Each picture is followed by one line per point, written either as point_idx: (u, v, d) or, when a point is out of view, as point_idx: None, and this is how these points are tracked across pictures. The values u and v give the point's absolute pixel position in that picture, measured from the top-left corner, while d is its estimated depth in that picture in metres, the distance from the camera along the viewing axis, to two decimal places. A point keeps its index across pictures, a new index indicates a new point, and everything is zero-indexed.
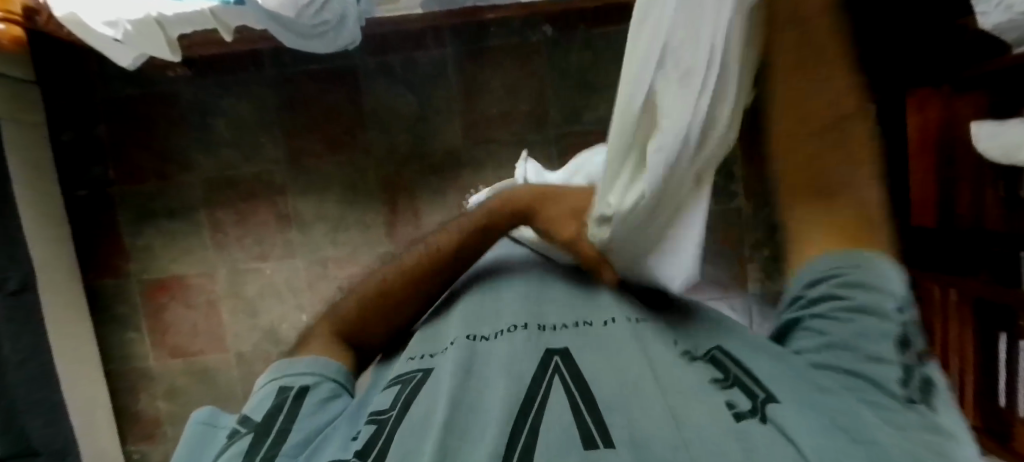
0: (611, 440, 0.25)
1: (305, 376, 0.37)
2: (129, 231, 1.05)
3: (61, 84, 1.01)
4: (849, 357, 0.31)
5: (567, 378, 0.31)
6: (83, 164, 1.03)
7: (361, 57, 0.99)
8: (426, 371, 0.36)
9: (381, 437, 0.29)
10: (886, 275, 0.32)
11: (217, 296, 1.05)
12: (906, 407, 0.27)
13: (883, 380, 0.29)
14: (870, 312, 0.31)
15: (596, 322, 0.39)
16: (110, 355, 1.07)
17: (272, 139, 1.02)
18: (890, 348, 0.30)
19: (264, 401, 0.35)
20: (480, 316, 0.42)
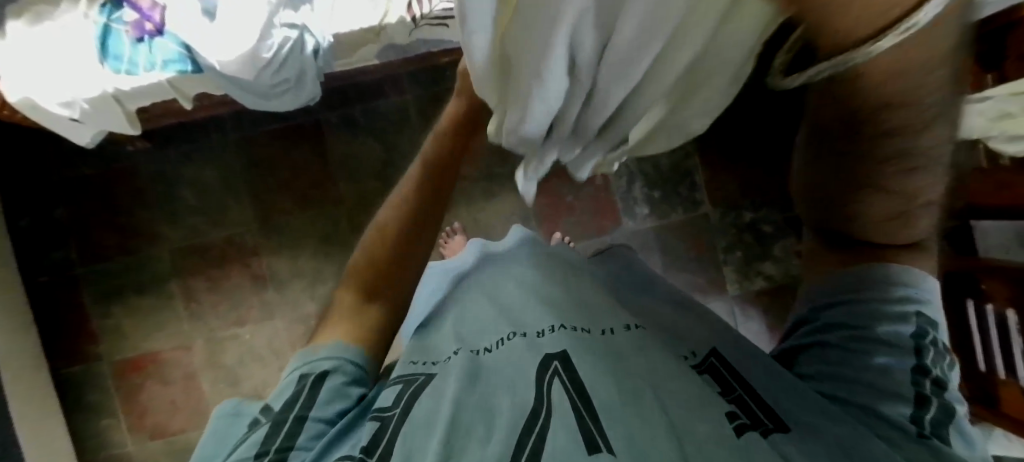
0: (611, 446, 0.26)
1: (321, 362, 0.38)
2: (96, 312, 1.01)
3: (16, 171, 0.99)
4: (862, 390, 0.35)
5: (568, 383, 0.31)
6: (44, 248, 1.00)
7: (323, 111, 1.01)
8: (429, 374, 0.36)
9: (386, 434, 0.30)
10: (905, 309, 0.36)
11: (195, 368, 1.01)
12: (918, 439, 0.31)
13: (896, 418, 0.32)
14: (884, 344, 0.36)
15: (595, 331, 0.36)
16: (84, 445, 1.01)
17: (241, 201, 1.01)
18: (906, 382, 0.34)
19: (283, 384, 0.38)
20: (478, 325, 0.40)
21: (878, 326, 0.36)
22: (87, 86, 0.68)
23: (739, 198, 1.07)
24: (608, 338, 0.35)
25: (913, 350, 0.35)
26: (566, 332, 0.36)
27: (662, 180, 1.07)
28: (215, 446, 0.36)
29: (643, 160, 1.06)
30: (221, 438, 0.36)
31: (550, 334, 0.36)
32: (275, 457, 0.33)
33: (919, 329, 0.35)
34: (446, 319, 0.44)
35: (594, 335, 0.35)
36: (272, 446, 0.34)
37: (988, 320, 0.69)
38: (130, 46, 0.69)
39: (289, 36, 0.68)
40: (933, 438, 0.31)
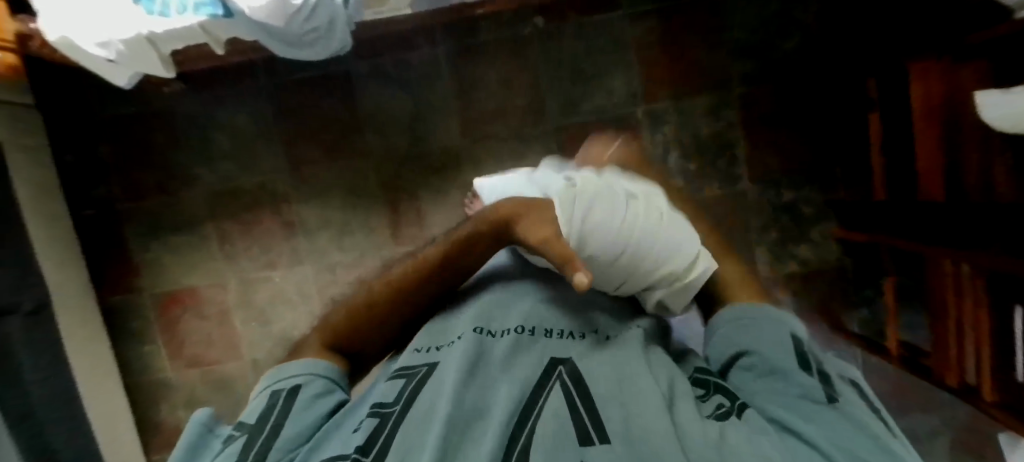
0: (605, 436, 0.29)
1: (294, 376, 0.41)
2: (137, 247, 1.06)
3: (61, 107, 1.02)
4: (779, 383, 0.38)
5: (568, 382, 0.34)
6: (88, 183, 1.04)
7: (353, 61, 0.99)
8: (431, 364, 0.39)
9: (383, 431, 0.32)
10: (776, 317, 0.44)
11: (229, 306, 1.07)
12: (828, 405, 0.34)
13: (810, 394, 0.36)
14: (789, 350, 0.40)
15: (600, 333, 0.44)
16: (129, 367, 1.09)
17: (272, 148, 1.02)
18: (806, 369, 0.38)
19: (256, 401, 0.39)
20: (490, 311, 0.44)
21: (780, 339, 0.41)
22: (122, 28, 0.68)
23: (781, 176, 1.02)
24: (608, 344, 0.41)
25: (805, 352, 0.39)
26: (568, 342, 0.40)
27: (700, 151, 1.02)
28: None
29: (681, 129, 1.01)
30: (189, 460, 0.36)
31: (558, 337, 0.41)
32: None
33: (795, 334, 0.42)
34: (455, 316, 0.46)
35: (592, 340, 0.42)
36: (250, 451, 0.34)
37: None
38: None
39: None
40: (838, 400, 0.35)
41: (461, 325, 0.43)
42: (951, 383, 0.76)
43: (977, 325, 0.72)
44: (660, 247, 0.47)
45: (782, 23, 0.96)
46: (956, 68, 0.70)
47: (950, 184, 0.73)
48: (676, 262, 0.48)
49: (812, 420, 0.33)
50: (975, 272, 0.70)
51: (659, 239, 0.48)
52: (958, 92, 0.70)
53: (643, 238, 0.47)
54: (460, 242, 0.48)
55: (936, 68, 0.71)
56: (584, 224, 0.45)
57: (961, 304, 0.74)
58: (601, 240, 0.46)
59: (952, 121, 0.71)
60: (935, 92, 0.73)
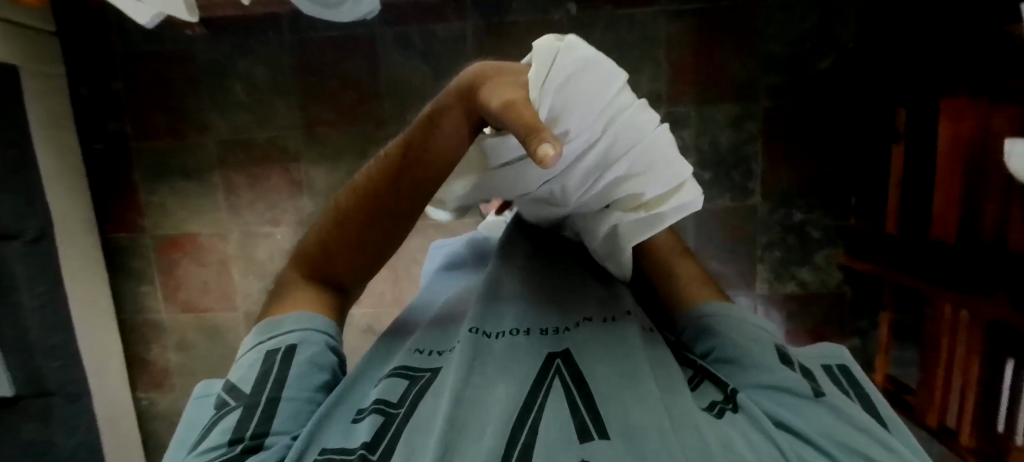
0: (604, 430, 0.30)
1: (287, 335, 0.39)
2: (143, 187, 1.06)
3: (80, 36, 1.01)
4: (763, 373, 0.37)
5: (568, 381, 0.35)
6: (100, 117, 1.04)
7: (379, 26, 0.97)
8: (433, 371, 0.38)
9: (387, 434, 0.33)
10: (741, 310, 0.44)
11: (228, 256, 1.07)
12: (819, 401, 0.35)
13: (795, 384, 0.36)
14: (763, 341, 0.40)
15: (597, 319, 0.42)
16: (125, 304, 1.11)
17: (287, 104, 1.01)
18: (787, 365, 0.38)
19: (251, 361, 0.39)
20: (489, 306, 0.43)
21: (755, 335, 0.40)
22: None
23: (795, 196, 1.01)
24: (604, 332, 0.40)
25: (778, 346, 0.40)
26: (569, 334, 0.40)
27: (717, 161, 1.01)
28: (193, 427, 0.37)
29: (700, 136, 1.00)
30: (194, 423, 0.38)
31: (552, 335, 0.40)
32: (251, 437, 0.34)
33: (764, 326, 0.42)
34: (453, 319, 0.46)
35: (597, 323, 0.41)
36: (248, 425, 0.35)
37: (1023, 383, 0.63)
38: None
39: None
40: (825, 395, 0.36)
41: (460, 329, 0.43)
42: (930, 423, 0.79)
43: (967, 372, 0.72)
44: (641, 150, 0.35)
45: (819, 40, 0.94)
46: (991, 109, 0.66)
47: (965, 230, 0.71)
48: (655, 180, 0.36)
49: (810, 420, 0.34)
50: (973, 320, 0.70)
51: (644, 141, 0.35)
52: (989, 133, 0.67)
53: (625, 129, 0.34)
54: (388, 170, 0.38)
55: (974, 107, 0.69)
56: (564, 88, 0.30)
57: (954, 348, 0.74)
58: (578, 120, 0.32)
59: (977, 166, 0.70)
60: (966, 132, 0.71)
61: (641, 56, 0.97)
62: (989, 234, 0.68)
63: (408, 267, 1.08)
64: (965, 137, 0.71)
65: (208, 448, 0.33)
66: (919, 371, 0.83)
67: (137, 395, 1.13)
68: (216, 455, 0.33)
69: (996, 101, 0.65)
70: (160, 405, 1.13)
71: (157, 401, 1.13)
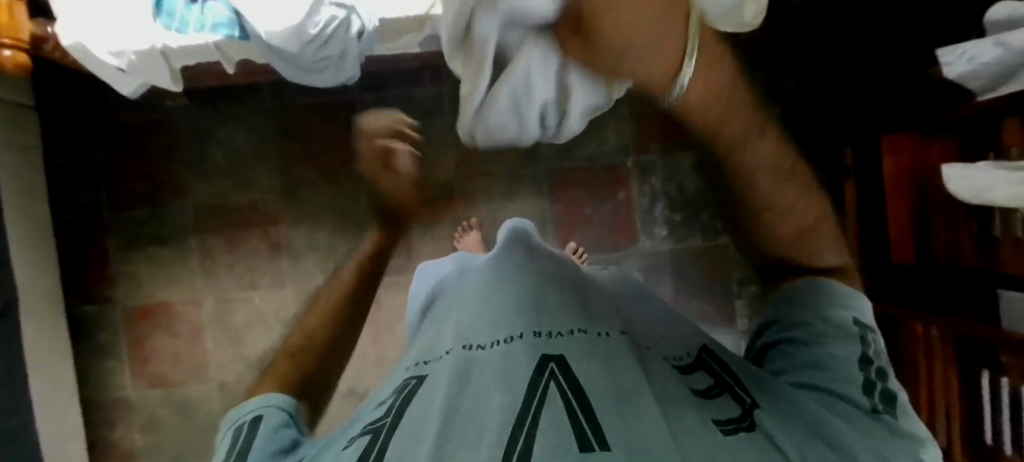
0: (605, 443, 0.28)
1: (256, 410, 0.40)
2: (115, 258, 1.04)
3: (60, 111, 1.02)
4: (819, 374, 0.39)
5: (563, 385, 0.34)
6: (75, 189, 1.03)
7: (359, 92, 1.02)
8: (419, 378, 0.40)
9: (377, 445, 0.32)
10: (840, 300, 0.43)
11: (202, 324, 1.04)
12: (877, 416, 0.35)
13: (853, 394, 0.36)
14: (836, 340, 0.40)
15: (592, 332, 0.42)
16: (88, 383, 1.04)
17: (268, 168, 1.03)
18: (858, 368, 0.38)
19: (223, 440, 0.39)
20: (478, 325, 0.45)
21: (831, 332, 0.41)
22: (138, 40, 0.71)
23: None
24: (597, 342, 0.40)
25: (859, 347, 0.40)
26: (562, 339, 0.40)
27: (686, 204, 1.06)
28: None
29: (669, 181, 1.05)
30: None
31: (547, 336, 0.40)
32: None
33: (859, 323, 0.41)
34: (447, 327, 0.48)
35: (592, 336, 0.41)
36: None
37: (1000, 390, 0.65)
38: (184, 5, 0.71)
39: (337, 15, 0.70)
40: (885, 413, 0.35)
41: (448, 341, 0.44)
42: None
43: (948, 390, 0.74)
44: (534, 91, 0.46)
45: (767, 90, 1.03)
46: (926, 141, 0.74)
47: (923, 251, 0.76)
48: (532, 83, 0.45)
49: (858, 428, 0.34)
50: (943, 336, 0.73)
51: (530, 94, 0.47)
52: (928, 162, 0.74)
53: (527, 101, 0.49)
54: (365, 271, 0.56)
55: (910, 140, 0.76)
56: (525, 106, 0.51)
57: (932, 368, 0.76)
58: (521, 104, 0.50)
59: (922, 192, 0.75)
60: (907, 162, 0.78)
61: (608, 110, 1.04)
62: (942, 256, 0.73)
63: (390, 325, 1.06)
64: (905, 169, 0.78)
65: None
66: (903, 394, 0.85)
67: None
68: None
69: (929, 135, 0.73)
70: None
71: None
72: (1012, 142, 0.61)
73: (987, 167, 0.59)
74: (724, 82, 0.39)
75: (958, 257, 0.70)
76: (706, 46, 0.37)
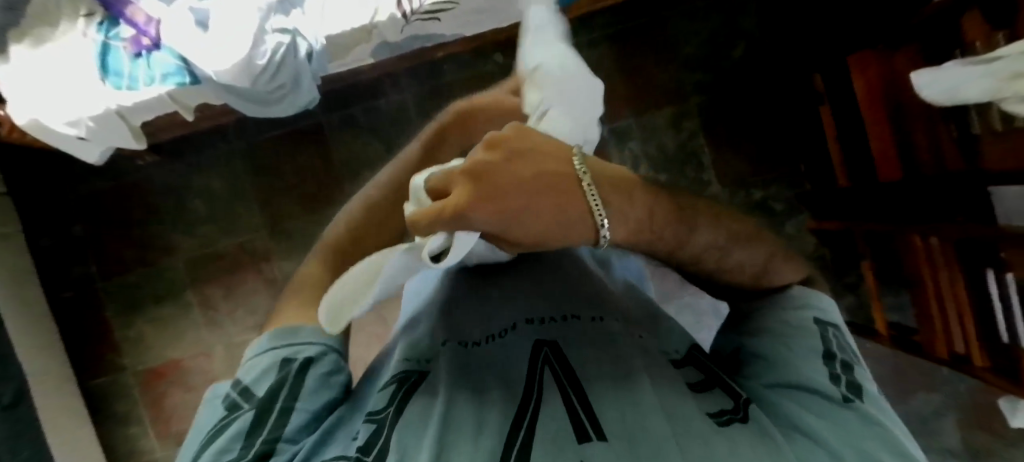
0: (603, 433, 0.28)
1: (306, 347, 0.35)
2: (118, 325, 1.04)
3: (34, 191, 1.02)
4: (783, 371, 0.34)
5: (557, 370, 0.34)
6: (65, 265, 1.03)
7: (323, 115, 1.01)
8: (421, 372, 0.38)
9: (385, 432, 0.31)
10: (796, 299, 0.39)
11: (216, 374, 1.04)
12: (849, 407, 0.30)
13: (821, 385, 0.32)
14: (796, 335, 0.35)
15: (585, 317, 0.40)
16: (117, 452, 1.05)
17: (249, 208, 1.02)
18: (822, 361, 0.33)
19: (261, 365, 0.34)
20: (464, 317, 0.43)
21: (790, 329, 0.36)
22: (91, 105, 0.71)
23: (749, 177, 1.06)
24: (590, 326, 0.39)
25: (820, 339, 0.35)
26: (557, 327, 0.39)
27: (668, 162, 1.05)
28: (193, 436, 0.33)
29: (647, 143, 1.05)
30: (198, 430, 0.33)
31: (539, 326, 0.39)
32: (262, 447, 0.31)
33: (819, 318, 0.37)
34: (428, 316, 0.45)
35: (585, 322, 0.40)
36: (260, 434, 0.31)
37: (1007, 286, 0.65)
38: (129, 62, 0.72)
39: (282, 41, 0.70)
40: (856, 401, 0.31)
41: (437, 331, 0.42)
42: (942, 352, 0.78)
43: (956, 296, 0.74)
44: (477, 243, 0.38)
45: (727, 35, 1.03)
46: (893, 53, 0.73)
47: (906, 164, 0.76)
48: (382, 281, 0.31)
49: (831, 424, 0.30)
50: (943, 242, 0.73)
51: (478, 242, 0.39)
52: (897, 74, 0.73)
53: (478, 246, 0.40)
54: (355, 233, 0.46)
55: (876, 55, 0.75)
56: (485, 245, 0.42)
57: (937, 278, 0.76)
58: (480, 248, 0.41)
59: (897, 104, 0.74)
60: (876, 78, 0.77)
61: None
62: (927, 165, 0.72)
63: None
64: (877, 85, 0.77)
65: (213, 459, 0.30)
66: (915, 309, 0.85)
67: None
68: None
69: (894, 48, 0.73)
70: None
71: None
72: (974, 37, 0.61)
73: (955, 66, 0.59)
74: (655, 207, 0.32)
75: (942, 162, 0.70)
76: (612, 183, 0.29)
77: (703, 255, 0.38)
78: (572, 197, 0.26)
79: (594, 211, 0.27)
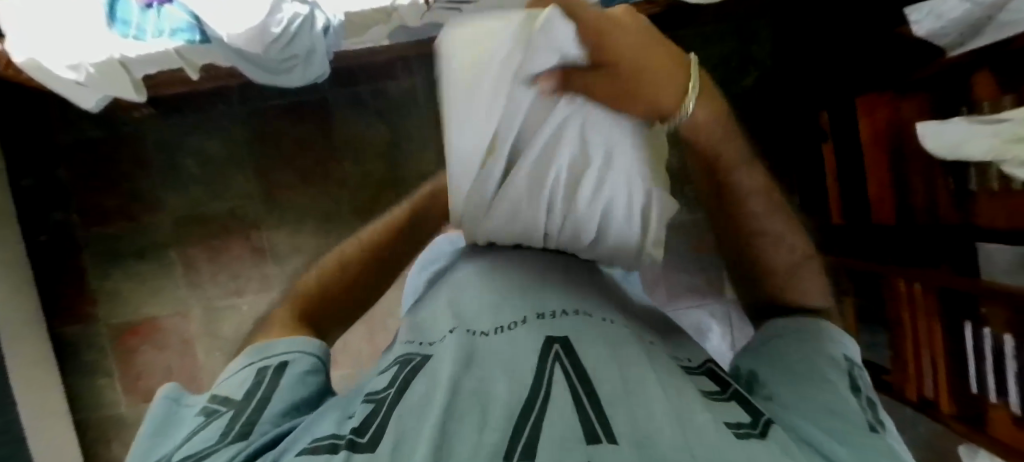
0: (614, 437, 0.27)
1: (283, 355, 0.37)
2: (95, 276, 1.02)
3: (20, 129, 0.99)
4: (809, 390, 0.35)
5: (568, 370, 0.34)
6: (45, 209, 1.00)
7: (331, 88, 0.99)
8: (425, 354, 0.39)
9: (379, 414, 0.31)
10: (829, 332, 0.40)
11: (192, 336, 1.02)
12: (876, 436, 0.31)
13: (848, 409, 0.33)
14: (826, 363, 0.37)
15: (595, 316, 0.42)
16: (81, 404, 1.03)
17: (245, 173, 1.01)
18: (850, 391, 0.35)
19: (240, 375, 0.36)
20: (478, 307, 0.43)
21: (820, 356, 0.38)
22: (95, 51, 0.69)
23: None
24: (596, 327, 0.40)
25: (848, 373, 0.36)
26: (565, 322, 0.40)
27: None
28: (155, 447, 0.32)
29: None
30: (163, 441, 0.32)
31: (551, 318, 0.40)
32: (239, 433, 0.31)
33: (850, 356, 0.38)
34: (442, 306, 0.46)
35: (595, 319, 0.41)
36: (235, 425, 0.31)
37: (984, 340, 0.67)
38: (139, 12, 0.70)
39: (300, 12, 0.68)
40: (879, 431, 0.32)
41: (448, 319, 0.43)
42: (911, 397, 0.80)
43: (933, 344, 0.76)
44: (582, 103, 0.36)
45: (741, 60, 1.04)
46: (900, 100, 0.74)
47: (902, 209, 0.77)
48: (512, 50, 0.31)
49: (851, 444, 0.30)
50: (927, 290, 0.75)
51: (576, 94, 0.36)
52: (903, 120, 0.74)
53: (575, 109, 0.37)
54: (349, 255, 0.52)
55: (884, 100, 0.77)
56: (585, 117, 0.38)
57: (916, 324, 0.78)
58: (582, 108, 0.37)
59: (898, 146, 0.76)
60: (882, 121, 0.78)
61: None
62: (921, 213, 0.74)
63: (384, 323, 1.06)
64: (881, 130, 0.78)
65: (187, 454, 0.30)
66: (890, 350, 0.87)
67: None
68: (202, 454, 0.29)
69: (903, 94, 0.74)
70: None
71: None
72: (983, 96, 0.62)
73: (962, 121, 0.60)
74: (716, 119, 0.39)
75: (936, 213, 0.71)
76: (704, 93, 0.37)
77: (746, 199, 0.45)
78: (663, 83, 0.35)
79: (687, 92, 0.36)
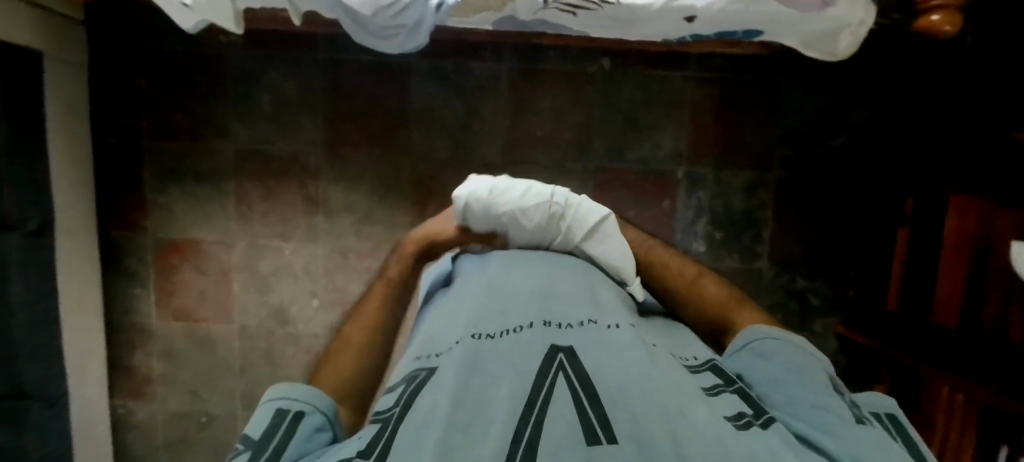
0: (613, 435, 0.26)
1: (298, 402, 0.37)
2: (151, 188, 1.04)
3: (107, 29, 0.99)
4: (795, 388, 0.37)
5: (571, 375, 0.32)
6: (116, 111, 1.01)
7: (416, 57, 0.98)
8: (430, 370, 0.36)
9: (384, 434, 0.29)
10: (802, 343, 0.43)
11: (231, 266, 1.04)
12: (860, 428, 0.32)
13: (833, 404, 0.34)
14: (805, 365, 0.39)
15: (601, 323, 0.41)
16: (113, 305, 1.06)
17: (314, 121, 1.01)
18: (833, 391, 0.36)
19: (260, 418, 0.36)
20: (485, 313, 0.42)
21: (799, 359, 0.40)
22: None
23: (798, 263, 1.05)
24: (602, 333, 0.39)
25: (828, 380, 0.39)
26: (571, 331, 0.38)
27: (728, 221, 1.04)
28: None
29: (715, 198, 1.04)
30: None
31: (557, 327, 0.39)
32: None
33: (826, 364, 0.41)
34: (451, 312, 0.45)
35: (600, 327, 0.40)
36: None
37: None
38: None
39: None
40: (865, 423, 0.34)
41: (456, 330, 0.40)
42: None
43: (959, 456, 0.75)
44: None
45: (833, 120, 1.00)
46: (996, 209, 0.71)
47: (968, 318, 0.75)
48: None
49: (843, 433, 0.31)
50: (969, 403, 0.73)
51: None
52: (992, 230, 0.72)
53: None
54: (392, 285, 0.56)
55: (980, 205, 0.73)
56: None
57: (947, 433, 0.77)
58: None
59: (981, 249, 0.73)
60: (972, 222, 0.75)
61: (666, 113, 1.01)
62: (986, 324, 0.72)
63: None
64: (967, 233, 0.76)
65: None
66: None
67: (113, 402, 1.09)
68: None
69: (1002, 204, 0.70)
70: (138, 413, 1.09)
71: (135, 409, 1.09)
72: None
73: None
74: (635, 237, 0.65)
75: (1004, 328, 0.69)
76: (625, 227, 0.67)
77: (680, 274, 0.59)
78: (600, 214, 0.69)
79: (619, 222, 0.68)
